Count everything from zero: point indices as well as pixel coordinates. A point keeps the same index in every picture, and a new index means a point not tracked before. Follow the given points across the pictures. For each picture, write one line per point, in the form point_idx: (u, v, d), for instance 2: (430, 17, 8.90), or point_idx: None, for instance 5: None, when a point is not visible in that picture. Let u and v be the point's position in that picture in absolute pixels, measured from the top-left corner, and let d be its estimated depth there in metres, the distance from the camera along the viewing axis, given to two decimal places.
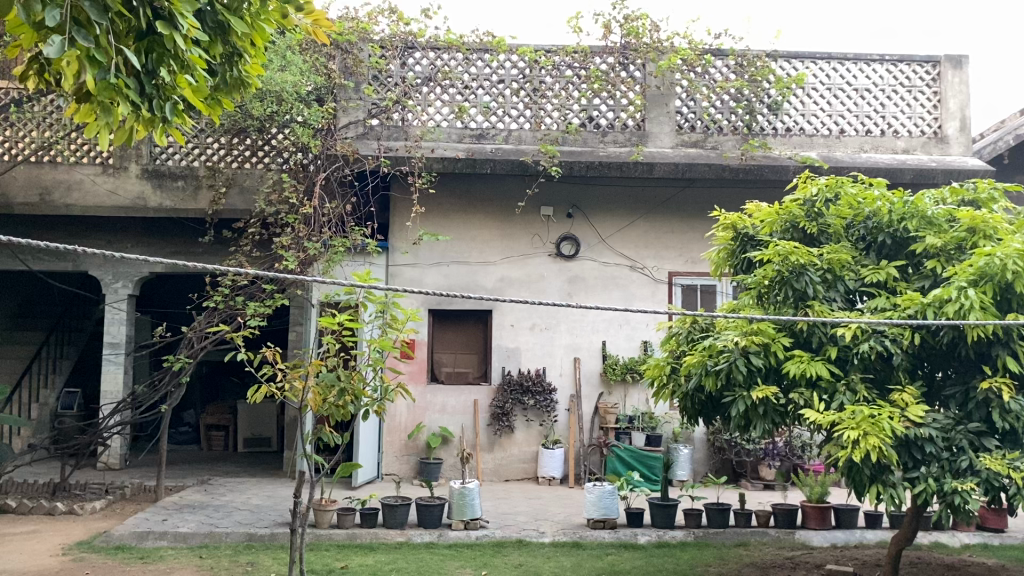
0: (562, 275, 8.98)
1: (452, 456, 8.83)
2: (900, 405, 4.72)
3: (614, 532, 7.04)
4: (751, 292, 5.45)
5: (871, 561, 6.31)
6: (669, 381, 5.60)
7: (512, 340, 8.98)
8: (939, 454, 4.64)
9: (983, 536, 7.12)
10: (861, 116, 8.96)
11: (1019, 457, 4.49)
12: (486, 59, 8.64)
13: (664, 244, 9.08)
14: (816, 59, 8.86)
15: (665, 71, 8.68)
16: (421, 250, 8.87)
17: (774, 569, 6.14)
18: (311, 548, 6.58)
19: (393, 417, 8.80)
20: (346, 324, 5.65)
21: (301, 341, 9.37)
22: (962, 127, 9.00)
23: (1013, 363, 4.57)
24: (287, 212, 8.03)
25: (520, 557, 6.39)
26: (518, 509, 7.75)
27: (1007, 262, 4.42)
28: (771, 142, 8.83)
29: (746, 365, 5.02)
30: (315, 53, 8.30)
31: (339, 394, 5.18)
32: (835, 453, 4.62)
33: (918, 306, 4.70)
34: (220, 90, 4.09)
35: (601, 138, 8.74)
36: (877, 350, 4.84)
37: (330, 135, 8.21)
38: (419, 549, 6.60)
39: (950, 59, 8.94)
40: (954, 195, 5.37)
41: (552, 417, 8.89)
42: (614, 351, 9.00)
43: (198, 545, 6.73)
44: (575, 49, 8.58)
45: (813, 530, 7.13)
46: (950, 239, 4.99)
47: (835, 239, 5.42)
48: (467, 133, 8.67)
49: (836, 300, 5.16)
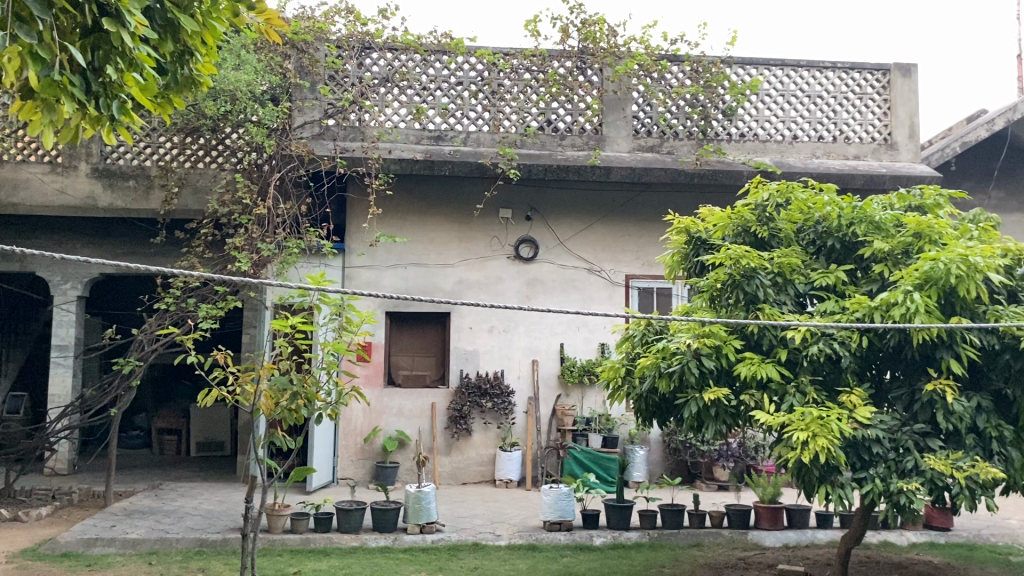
0: (520, 277, 8.98)
1: (409, 460, 8.77)
2: (848, 406, 4.80)
3: (570, 533, 7.05)
4: (704, 296, 5.50)
5: (821, 561, 6.40)
6: (624, 382, 5.63)
7: (470, 343, 8.96)
8: (885, 455, 4.73)
9: (930, 535, 7.28)
10: (813, 123, 9.11)
11: (962, 457, 4.59)
12: (443, 60, 8.61)
13: (621, 247, 9.14)
14: (771, 66, 8.98)
15: (621, 75, 8.72)
16: (378, 251, 8.79)
17: (727, 569, 6.21)
18: (264, 553, 6.49)
19: (349, 420, 8.72)
20: (299, 327, 5.57)
21: (255, 343, 9.23)
22: (911, 134, 9.20)
23: (957, 365, 4.66)
24: (240, 213, 7.92)
25: (476, 560, 6.38)
26: (475, 512, 7.73)
27: (951, 267, 4.52)
28: (725, 147, 8.92)
29: (699, 367, 5.06)
30: (270, 52, 8.21)
31: (291, 399, 5.09)
32: (784, 454, 4.69)
33: (866, 309, 4.80)
34: (171, 89, 3.99)
35: (560, 141, 8.77)
36: (826, 352, 4.91)
37: (285, 135, 8.14)
38: (374, 553, 6.55)
39: (899, 68, 9.16)
40: (901, 201, 5.46)
41: (510, 420, 8.88)
42: (571, 353, 9.03)
43: (147, 551, 6.60)
44: (533, 53, 8.59)
45: (765, 530, 7.21)
46: (897, 244, 5.10)
47: (786, 243, 5.50)
48: (425, 135, 8.63)
49: (786, 303, 5.23)
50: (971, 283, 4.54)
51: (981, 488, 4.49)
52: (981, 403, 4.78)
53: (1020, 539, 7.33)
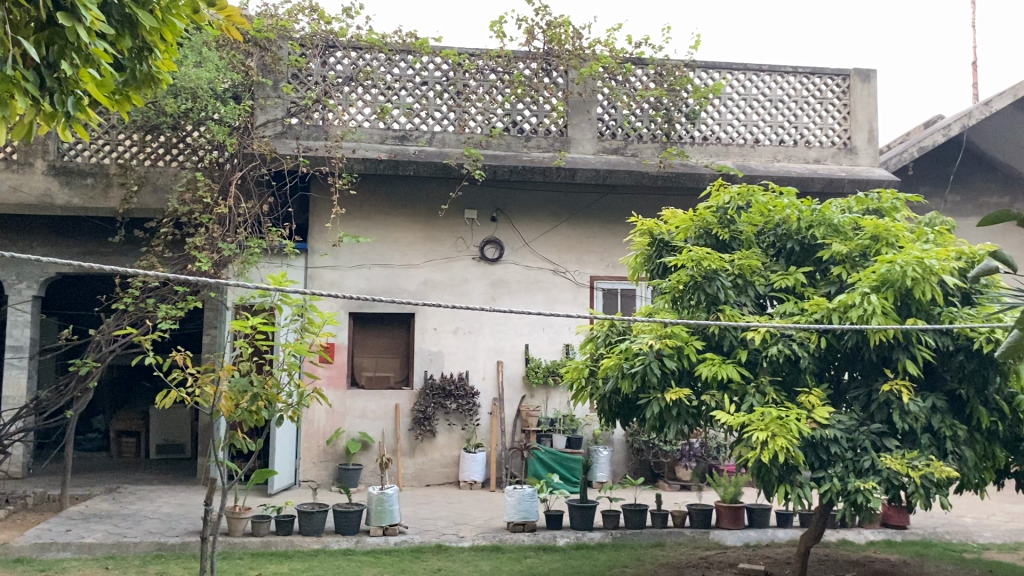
0: (485, 279, 8.98)
1: (373, 462, 8.71)
2: (807, 407, 4.86)
3: (533, 535, 7.05)
4: (666, 297, 5.53)
5: (781, 559, 6.47)
6: (587, 383, 5.64)
7: (435, 344, 8.92)
8: (843, 454, 4.80)
9: (886, 533, 7.40)
10: (774, 127, 9.21)
11: (917, 456, 4.67)
12: (408, 60, 8.56)
13: (586, 249, 9.18)
14: (733, 70, 9.06)
15: (587, 78, 8.75)
16: (341, 251, 8.72)
17: (689, 569, 6.24)
18: (224, 556, 6.40)
19: (311, 422, 8.64)
20: (259, 327, 5.49)
21: (216, 344, 9.11)
22: (870, 139, 9.35)
23: (913, 366, 4.74)
24: (201, 212, 7.80)
25: (439, 562, 6.35)
26: (438, 514, 7.69)
27: (907, 269, 4.60)
28: (689, 150, 8.99)
29: (661, 368, 5.09)
30: (232, 49, 8.11)
31: (251, 400, 5.02)
32: (744, 454, 4.73)
33: (824, 311, 4.86)
34: (129, 85, 3.89)
35: (525, 142, 8.79)
36: (785, 353, 4.96)
37: (247, 133, 8.04)
38: (336, 555, 6.49)
39: (859, 73, 9.30)
40: (860, 204, 5.54)
41: (474, 421, 8.87)
42: (537, 354, 9.05)
43: (103, 556, 6.48)
44: (498, 54, 8.58)
45: (726, 530, 7.28)
46: (855, 246, 5.17)
47: (746, 245, 5.55)
48: (389, 135, 8.58)
49: (746, 305, 5.27)
50: (927, 286, 4.62)
51: (936, 487, 4.57)
52: (936, 403, 4.86)
53: (973, 536, 7.49)
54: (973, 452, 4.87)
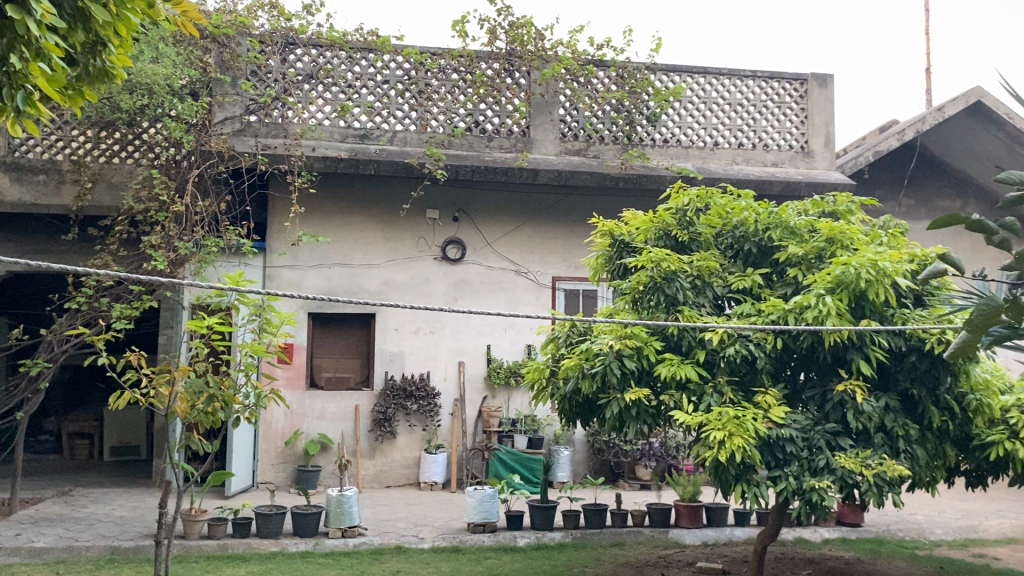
0: (447, 279, 8.95)
1: (332, 464, 8.63)
2: (763, 406, 4.92)
3: (493, 535, 7.04)
4: (626, 297, 5.55)
5: (739, 558, 6.53)
6: (548, 383, 5.64)
7: (396, 344, 8.86)
8: (799, 454, 4.86)
9: (841, 531, 7.51)
10: (733, 130, 9.31)
11: (870, 455, 4.75)
12: (370, 58, 8.49)
13: (548, 249, 9.20)
14: (693, 74, 9.15)
15: (549, 79, 8.77)
16: (301, 251, 8.64)
17: (648, 568, 6.26)
18: (179, 560, 6.30)
19: (269, 423, 8.53)
20: (216, 327, 5.40)
21: (172, 344, 8.96)
22: (826, 143, 9.49)
23: (867, 366, 4.82)
24: (157, 210, 7.66)
25: (398, 564, 6.31)
26: (398, 515, 7.65)
27: (861, 271, 4.68)
28: (650, 152, 9.04)
29: (621, 368, 5.10)
30: (189, 45, 7.93)
31: (207, 401, 4.93)
32: (702, 453, 4.77)
33: (780, 312, 4.91)
34: (82, 80, 3.79)
35: (487, 142, 8.77)
36: (742, 353, 5.02)
37: (205, 130, 7.91)
38: (294, 558, 6.42)
39: (816, 78, 9.45)
40: (816, 207, 5.61)
41: (435, 422, 8.84)
42: (498, 355, 9.04)
43: (54, 560, 6.34)
44: (461, 53, 8.55)
45: (685, 529, 7.34)
46: (811, 248, 5.25)
47: (704, 246, 5.60)
48: (350, 133, 8.51)
49: (705, 306, 5.31)
50: (880, 288, 4.70)
51: (888, 485, 4.65)
52: (889, 403, 4.94)
53: (926, 534, 7.63)
54: (924, 451, 4.96)
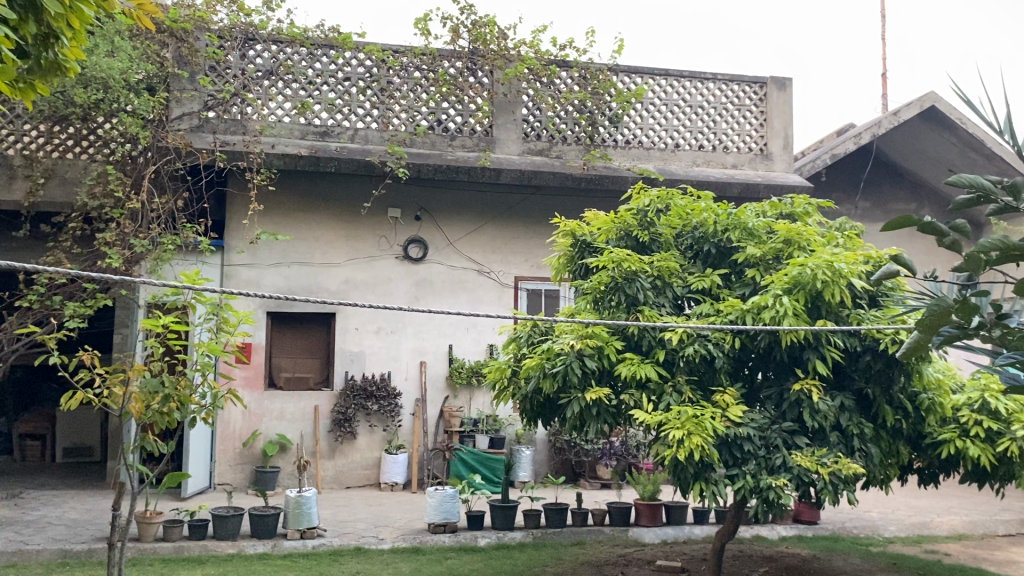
0: (408, 278, 8.90)
1: (290, 464, 8.54)
2: (721, 405, 4.96)
3: (454, 536, 7.01)
4: (588, 297, 5.55)
5: (697, 556, 6.59)
6: (509, 383, 5.63)
7: (356, 344, 8.79)
8: (756, 452, 4.91)
9: (798, 529, 7.61)
10: (694, 132, 9.38)
11: (826, 453, 4.81)
12: (331, 55, 8.41)
13: (511, 249, 9.20)
14: (655, 75, 9.20)
15: (512, 79, 8.75)
16: (259, 249, 8.54)
17: (608, 567, 6.29)
18: (133, 563, 6.17)
19: (226, 424, 8.42)
20: (171, 326, 5.31)
21: (127, 343, 8.78)
22: (785, 145, 9.61)
23: (823, 366, 4.87)
24: (112, 207, 7.50)
25: (358, 565, 6.25)
26: (358, 516, 7.58)
27: (817, 272, 4.74)
28: (612, 153, 9.07)
29: (582, 367, 5.11)
30: (146, 39, 7.77)
31: (163, 401, 4.83)
32: (661, 452, 4.80)
33: (738, 312, 4.96)
34: (33, 73, 3.65)
35: (449, 141, 8.74)
36: (701, 353, 5.06)
37: (161, 126, 7.76)
38: (252, 560, 6.34)
39: (775, 81, 9.57)
40: (774, 209, 5.66)
41: (396, 422, 8.79)
42: (460, 355, 9.01)
43: (3, 565, 6.18)
44: (423, 52, 8.51)
45: (645, 527, 7.39)
46: (768, 249, 5.30)
47: (665, 247, 5.63)
48: (310, 131, 8.42)
49: (665, 306, 5.34)
50: (836, 288, 4.76)
51: (843, 483, 4.72)
52: (844, 402, 5.01)
53: (880, 531, 7.75)
54: (878, 449, 5.04)
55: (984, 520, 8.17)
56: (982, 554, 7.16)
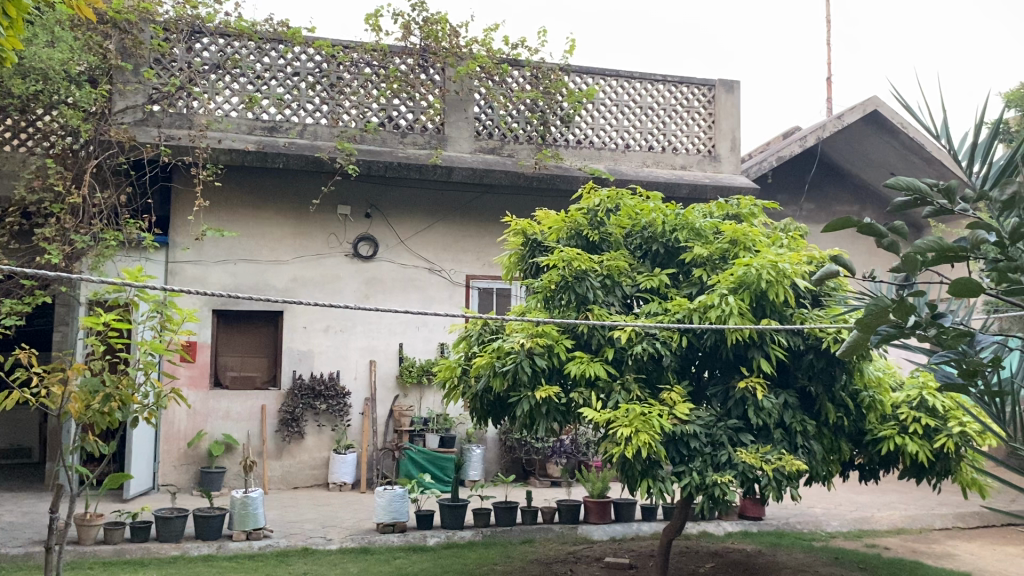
0: (358, 276, 8.84)
1: (237, 465, 8.41)
2: (668, 403, 5.01)
3: (403, 535, 6.97)
4: (538, 297, 5.58)
5: (645, 552, 6.65)
6: (459, 382, 5.60)
7: (304, 343, 8.68)
8: (702, 449, 4.98)
9: (743, 525, 7.73)
10: (644, 133, 9.48)
11: (770, 450, 4.90)
12: (280, 50, 8.28)
13: (462, 247, 9.18)
14: (606, 76, 9.26)
15: (463, 76, 8.73)
16: (205, 246, 8.40)
17: (557, 565, 6.32)
18: (72, 567, 6.01)
19: (170, 423, 8.26)
20: (113, 324, 5.18)
21: (67, 341, 8.55)
22: (733, 147, 9.75)
23: (767, 365, 4.96)
24: (51, 201, 7.31)
25: (305, 566, 6.19)
26: (306, 517, 7.49)
27: (761, 272, 4.82)
28: (563, 153, 9.12)
29: (532, 366, 5.11)
30: (88, 30, 7.56)
31: (104, 401, 4.70)
32: (609, 450, 4.83)
33: (685, 311, 5.02)
34: None
35: (400, 139, 8.68)
36: (649, 351, 5.11)
37: (104, 119, 7.57)
38: (196, 562, 6.23)
39: (723, 84, 9.69)
40: (721, 209, 5.74)
41: (345, 422, 8.72)
42: (410, 354, 8.96)
43: None
44: (374, 47, 8.42)
45: (594, 524, 7.44)
46: (715, 250, 5.38)
47: (614, 246, 5.67)
48: (258, 125, 8.29)
49: (614, 305, 5.38)
50: (779, 288, 4.85)
51: (786, 480, 4.81)
52: (788, 400, 5.10)
53: (823, 526, 7.91)
54: (820, 446, 5.15)
55: (923, 515, 8.40)
56: (920, 547, 7.37)
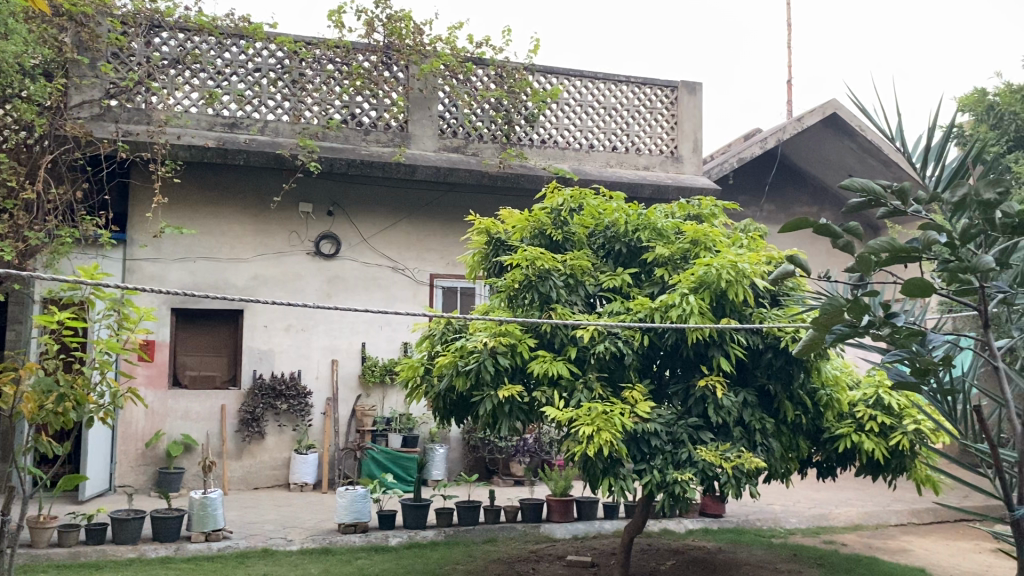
0: (320, 275, 8.78)
1: (195, 465, 8.30)
2: (630, 402, 5.04)
3: (365, 535, 6.94)
4: (501, 296, 5.58)
5: (607, 550, 6.70)
6: (422, 381, 5.57)
7: (265, 342, 8.58)
8: (663, 447, 5.02)
9: (704, 522, 7.82)
10: (608, 133, 9.53)
11: (729, 448, 4.95)
12: (241, 45, 8.19)
13: (425, 246, 9.16)
14: (570, 76, 9.29)
15: (427, 74, 8.70)
16: (163, 243, 8.28)
17: (519, 563, 6.34)
18: (24, 570, 5.89)
19: (128, 424, 8.13)
20: (69, 322, 5.09)
21: (20, 340, 8.36)
22: (694, 148, 9.85)
23: (727, 364, 5.01)
24: (4, 197, 7.06)
25: (265, 567, 6.13)
26: (266, 518, 7.42)
27: (722, 272, 4.87)
28: (528, 152, 9.14)
29: (495, 365, 5.11)
30: (43, 22, 7.35)
31: (58, 401, 4.61)
32: (571, 448, 4.85)
33: (647, 310, 5.06)
34: None
35: (363, 136, 8.64)
36: (611, 350, 5.14)
37: (59, 114, 7.40)
38: (153, 564, 6.14)
39: (686, 85, 9.79)
40: (682, 209, 5.80)
41: (306, 422, 8.65)
42: (373, 353, 8.91)
43: None
44: (337, 44, 8.35)
45: (556, 523, 7.46)
46: (676, 249, 5.43)
47: (577, 246, 5.69)
48: (218, 121, 8.20)
49: (577, 304, 5.40)
50: (739, 287, 4.90)
51: (746, 477, 4.86)
52: (747, 398, 5.16)
53: (782, 523, 8.02)
54: (779, 443, 5.22)
55: (878, 511, 8.54)
56: (876, 543, 7.50)
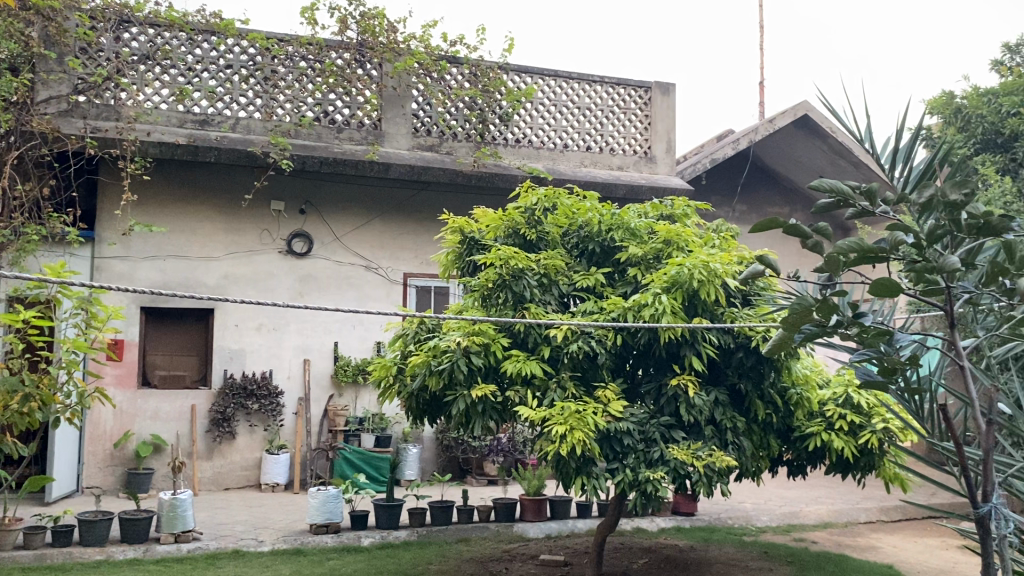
0: (292, 273, 8.72)
1: (165, 466, 8.21)
2: (603, 401, 5.05)
3: (337, 536, 6.90)
4: (474, 295, 5.56)
5: (580, 549, 6.72)
6: (394, 381, 5.55)
7: (236, 341, 8.50)
8: (635, 446, 5.05)
9: (676, 520, 7.86)
10: (582, 133, 9.55)
11: (701, 447, 4.98)
12: (212, 41, 8.09)
13: (398, 245, 9.12)
14: (545, 76, 9.30)
15: (400, 72, 8.65)
16: (132, 241, 8.19)
17: (492, 563, 6.34)
18: None
19: (96, 424, 8.02)
20: (34, 321, 5.01)
21: None
22: (668, 149, 9.90)
23: (699, 363, 5.04)
24: None
25: (236, 568, 6.07)
26: (236, 518, 7.36)
27: (694, 272, 4.90)
28: (502, 151, 9.13)
29: (468, 365, 5.10)
30: (8, 16, 7.22)
31: (23, 401, 4.54)
32: (544, 448, 4.85)
33: (620, 310, 5.07)
34: None
35: (336, 134, 8.59)
36: (584, 350, 5.14)
37: (25, 109, 7.27)
38: (121, 566, 6.06)
39: (660, 86, 9.84)
40: (655, 209, 5.82)
41: (278, 422, 8.58)
42: (345, 353, 8.86)
43: None
44: (309, 41, 8.28)
45: (529, 522, 7.46)
46: (649, 249, 5.45)
47: (551, 245, 5.69)
48: (189, 118, 8.10)
49: (551, 303, 5.40)
50: (710, 287, 4.93)
51: (717, 475, 4.90)
52: (719, 397, 5.20)
53: (753, 521, 8.08)
54: (749, 442, 5.26)
55: (848, 509, 8.64)
56: (846, 541, 7.59)
